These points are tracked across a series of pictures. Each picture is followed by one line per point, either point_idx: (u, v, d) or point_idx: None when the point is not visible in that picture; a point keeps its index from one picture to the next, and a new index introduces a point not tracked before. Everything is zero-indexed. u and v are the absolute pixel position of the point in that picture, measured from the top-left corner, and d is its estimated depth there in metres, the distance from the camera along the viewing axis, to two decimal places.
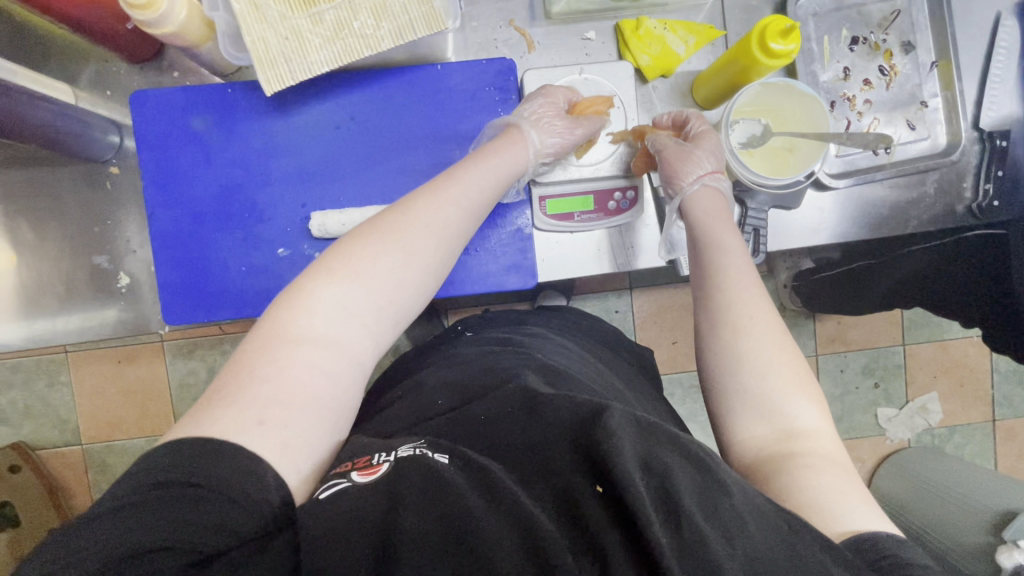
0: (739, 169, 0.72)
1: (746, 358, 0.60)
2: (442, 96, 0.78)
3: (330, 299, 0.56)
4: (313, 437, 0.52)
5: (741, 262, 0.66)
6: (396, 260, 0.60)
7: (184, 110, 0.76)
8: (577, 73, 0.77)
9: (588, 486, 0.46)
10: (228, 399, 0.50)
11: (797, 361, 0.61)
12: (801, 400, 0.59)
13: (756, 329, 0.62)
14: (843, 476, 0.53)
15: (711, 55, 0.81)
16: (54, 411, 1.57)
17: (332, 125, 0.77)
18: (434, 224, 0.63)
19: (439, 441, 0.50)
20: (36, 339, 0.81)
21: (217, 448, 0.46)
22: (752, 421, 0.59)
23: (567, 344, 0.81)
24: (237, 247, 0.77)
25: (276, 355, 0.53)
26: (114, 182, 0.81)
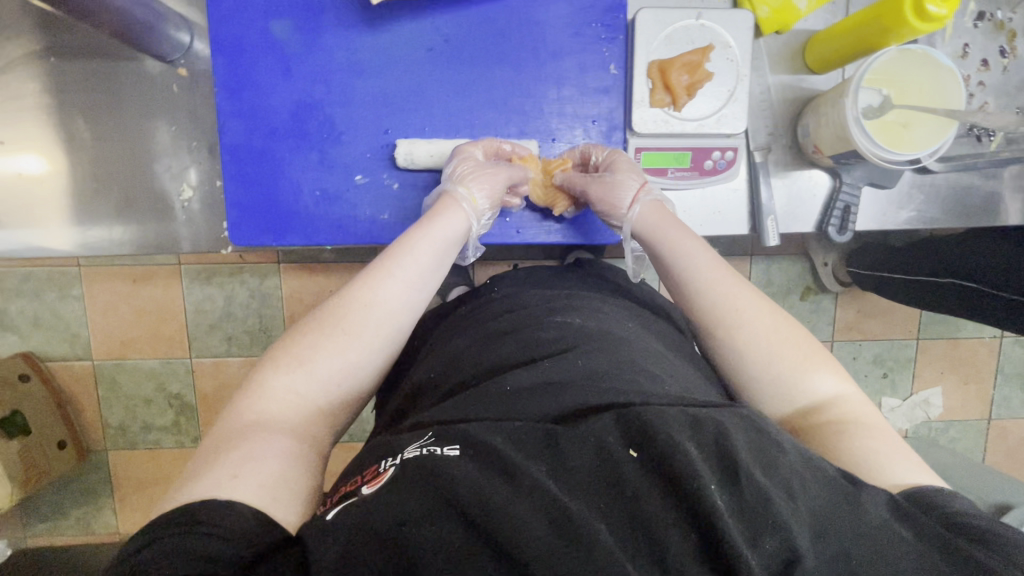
0: (859, 138, 0.66)
1: (743, 348, 0.60)
2: (546, 28, 0.72)
3: (278, 387, 0.54)
4: (288, 476, 0.47)
5: (730, 275, 0.64)
6: (339, 348, 0.57)
7: (264, 14, 0.70)
8: (694, 18, 0.71)
9: (623, 449, 0.41)
10: (200, 471, 0.46)
11: (795, 328, 0.61)
12: (812, 372, 0.58)
13: (752, 318, 0.61)
14: (881, 439, 0.52)
15: (831, 15, 0.76)
16: (67, 325, 1.52)
17: (423, 46, 0.71)
18: (387, 303, 0.61)
19: (448, 432, 0.45)
20: (88, 248, 0.77)
21: (191, 506, 0.42)
22: (775, 399, 0.58)
23: (608, 306, 0.76)
24: (312, 169, 0.73)
25: (242, 429, 0.50)
26: (180, 85, 0.74)
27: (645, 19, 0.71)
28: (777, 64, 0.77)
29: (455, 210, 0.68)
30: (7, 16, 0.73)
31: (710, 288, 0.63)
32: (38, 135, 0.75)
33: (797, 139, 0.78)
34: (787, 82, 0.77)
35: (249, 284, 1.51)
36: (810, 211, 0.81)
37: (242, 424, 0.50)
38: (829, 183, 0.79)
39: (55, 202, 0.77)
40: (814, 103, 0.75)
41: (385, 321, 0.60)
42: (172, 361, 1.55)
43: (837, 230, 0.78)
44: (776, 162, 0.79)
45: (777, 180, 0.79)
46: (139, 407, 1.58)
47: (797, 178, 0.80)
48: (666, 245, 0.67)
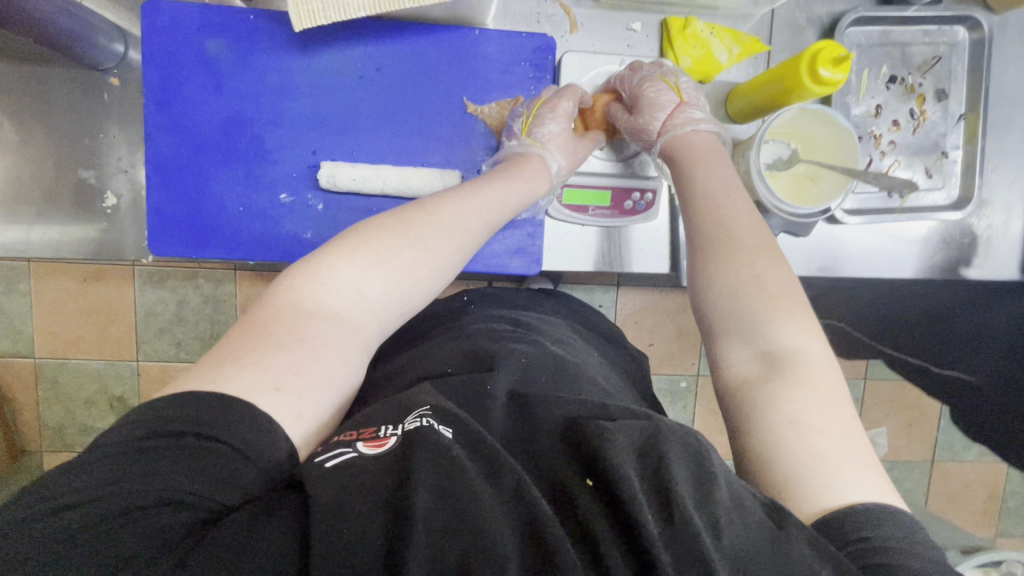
0: (762, 190, 0.69)
1: (719, 290, 0.61)
2: (476, 63, 0.74)
3: (347, 277, 0.55)
4: (321, 411, 0.49)
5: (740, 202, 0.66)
6: (415, 255, 0.59)
7: (198, 31, 0.71)
8: (617, 64, 0.77)
9: (581, 481, 0.44)
10: (243, 353, 0.47)
11: (787, 284, 0.60)
12: (786, 323, 0.58)
13: (749, 253, 0.61)
14: (835, 434, 0.49)
15: (752, 68, 0.79)
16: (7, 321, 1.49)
17: (355, 74, 0.73)
18: (452, 227, 0.63)
19: (445, 409, 0.46)
20: (7, 249, 0.76)
21: (231, 405, 0.43)
22: (738, 358, 0.58)
23: (568, 334, 0.80)
24: (237, 185, 0.74)
25: (294, 316, 0.51)
26: (112, 94, 0.75)
27: (571, 61, 0.75)
28: None
29: (536, 162, 0.71)
30: None
31: (714, 222, 0.64)
32: None
33: None
34: None
35: (201, 289, 1.50)
36: None
37: (301, 307, 0.52)
38: None
39: None
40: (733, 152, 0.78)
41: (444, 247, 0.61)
42: (116, 363, 1.52)
43: None
44: None
45: None
46: (78, 409, 1.54)
47: None
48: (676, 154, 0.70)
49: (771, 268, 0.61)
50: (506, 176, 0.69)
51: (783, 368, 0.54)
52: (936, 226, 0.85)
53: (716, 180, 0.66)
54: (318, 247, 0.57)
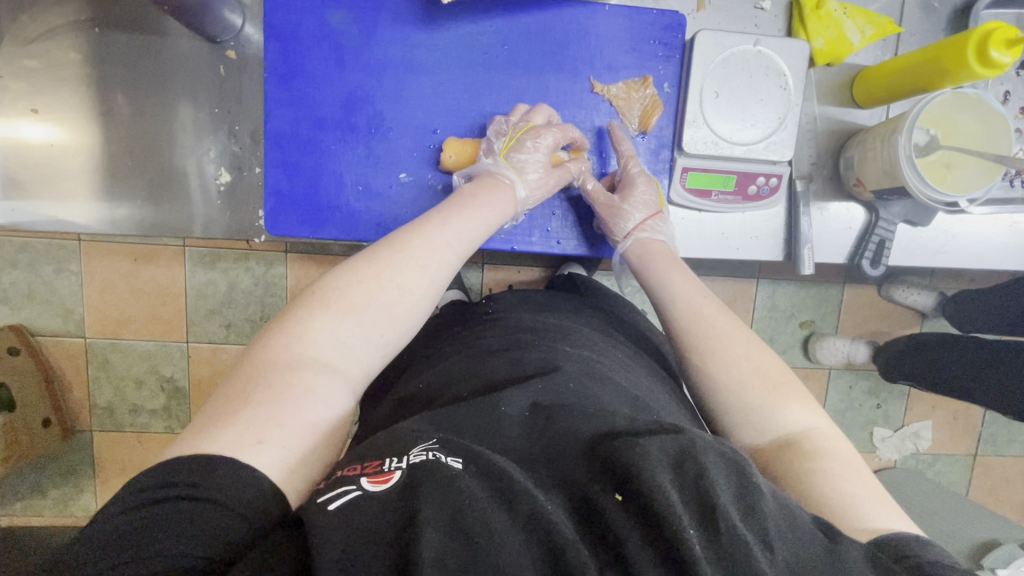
0: (908, 177, 0.67)
1: (719, 383, 0.58)
2: (602, 42, 0.72)
3: (320, 333, 0.50)
4: (313, 461, 0.45)
5: (698, 289, 0.65)
6: (378, 285, 0.54)
7: (322, 2, 0.69)
8: (751, 44, 0.70)
9: (608, 492, 0.37)
10: (225, 415, 0.42)
11: (768, 364, 0.58)
12: (783, 404, 0.55)
13: (731, 347, 0.59)
14: (852, 474, 0.48)
15: (880, 51, 0.77)
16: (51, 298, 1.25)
17: (480, 50, 0.71)
18: (423, 267, 0.58)
19: (456, 442, 0.40)
20: (117, 224, 0.75)
21: (211, 462, 0.38)
22: (743, 430, 0.55)
23: (596, 337, 0.69)
24: (356, 164, 0.72)
25: (287, 370, 0.47)
26: (228, 68, 0.73)
27: (705, 40, 0.70)
28: (823, 94, 0.77)
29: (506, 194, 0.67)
30: None
31: (689, 312, 0.63)
32: (76, 105, 0.72)
33: (838, 170, 0.79)
34: (831, 113, 0.78)
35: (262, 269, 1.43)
36: (843, 243, 0.81)
37: (282, 363, 0.47)
38: (864, 218, 0.80)
39: (86, 173, 0.74)
40: (860, 136, 0.75)
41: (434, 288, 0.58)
42: (166, 345, 1.28)
43: (870, 263, 0.79)
44: (816, 191, 0.80)
45: (814, 209, 0.80)
46: (129, 389, 1.31)
47: (834, 208, 0.80)
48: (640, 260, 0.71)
49: (746, 341, 0.60)
50: (477, 205, 0.64)
51: (789, 441, 0.52)
52: None
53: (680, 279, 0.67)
54: (287, 309, 0.53)
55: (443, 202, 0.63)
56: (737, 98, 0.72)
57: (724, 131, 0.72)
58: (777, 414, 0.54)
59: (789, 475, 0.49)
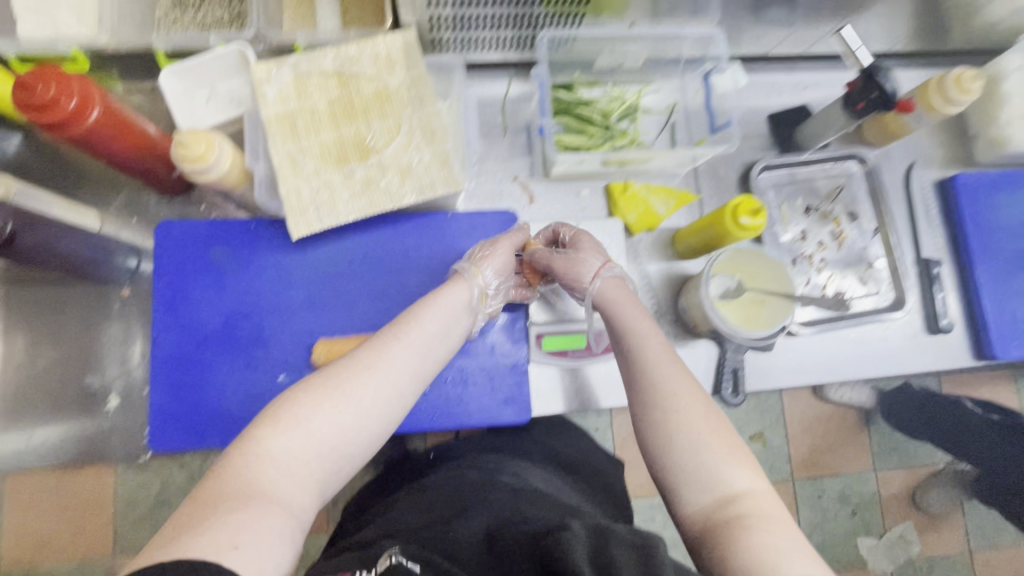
0: (717, 321, 0.77)
1: (680, 440, 0.58)
2: (450, 241, 0.84)
3: (275, 448, 0.53)
4: (274, 553, 0.47)
5: (658, 340, 0.66)
6: (334, 405, 0.56)
7: (205, 242, 0.81)
8: (572, 226, 0.85)
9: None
10: (197, 529, 0.45)
11: (723, 428, 0.59)
12: (736, 465, 0.56)
13: (682, 405, 0.60)
14: (781, 533, 0.50)
15: (688, 215, 0.93)
16: None
17: (346, 260, 0.82)
18: (392, 376, 0.61)
19: (415, 552, 0.50)
20: None
21: (197, 565, 0.41)
22: (697, 486, 0.56)
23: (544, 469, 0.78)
24: (238, 373, 0.78)
25: (246, 493, 0.49)
26: (123, 303, 0.85)
27: (534, 229, 0.84)
28: (651, 254, 0.91)
29: (463, 288, 0.72)
30: None
31: (656, 368, 0.63)
32: None
33: (678, 313, 0.89)
34: (662, 268, 0.91)
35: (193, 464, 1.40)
36: (704, 376, 0.89)
37: (238, 495, 0.49)
38: (715, 351, 0.89)
39: None
40: (686, 285, 0.87)
41: (389, 394, 0.60)
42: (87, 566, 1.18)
43: (730, 393, 0.86)
44: (667, 335, 0.89)
45: None
46: None
47: (687, 347, 0.89)
48: (611, 310, 0.70)
49: (731, 438, 0.58)
50: (428, 307, 0.68)
51: (732, 508, 0.53)
52: (885, 327, 0.93)
53: (634, 322, 0.68)
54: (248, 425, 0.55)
55: (416, 302, 0.68)
56: None
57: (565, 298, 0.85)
58: (729, 479, 0.55)
59: (726, 553, 0.50)
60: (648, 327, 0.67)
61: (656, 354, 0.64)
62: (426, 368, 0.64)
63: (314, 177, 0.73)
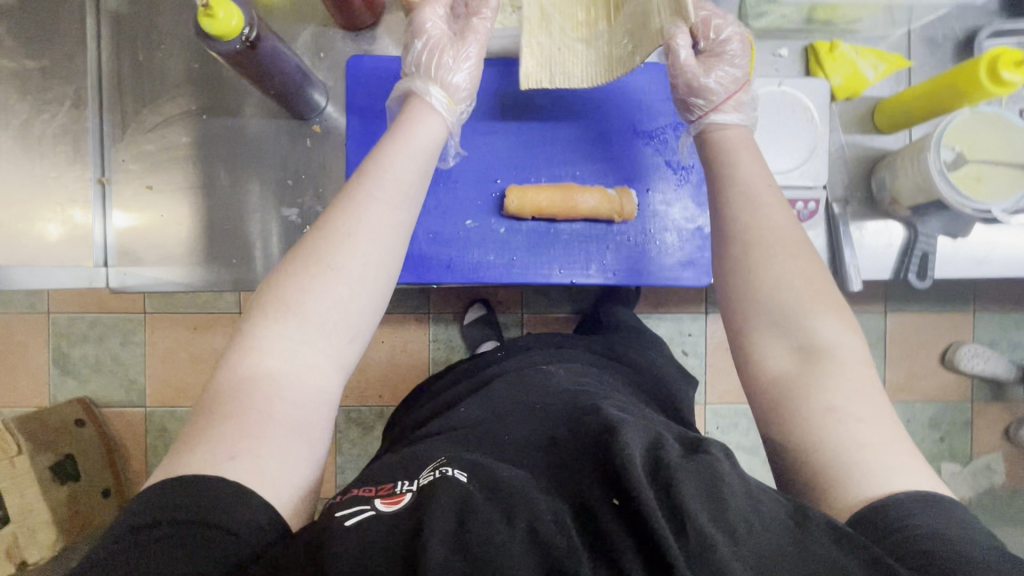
0: (942, 188, 0.72)
1: (764, 287, 0.55)
2: (639, 94, 0.81)
3: (273, 340, 0.50)
4: (291, 471, 0.47)
5: (768, 195, 0.60)
6: (327, 287, 0.51)
7: (396, 79, 0.80)
8: (776, 85, 0.79)
9: (603, 497, 0.44)
10: (205, 438, 0.46)
11: (823, 285, 0.55)
12: (821, 316, 0.53)
13: (790, 263, 0.55)
14: (866, 425, 0.48)
15: (894, 83, 0.84)
16: (119, 369, 1.32)
17: (535, 108, 0.81)
18: (347, 267, 0.53)
19: (460, 460, 0.48)
20: (207, 282, 0.84)
21: (239, 491, 0.43)
22: (783, 351, 0.53)
23: (581, 368, 0.74)
24: (429, 213, 0.80)
25: (247, 385, 0.48)
26: (314, 140, 0.83)
27: None
28: (848, 123, 0.84)
29: (430, 114, 0.64)
30: (170, 78, 0.82)
31: (745, 249, 0.56)
32: (181, 180, 0.83)
33: (872, 190, 0.84)
34: (856, 140, 0.85)
35: None
36: (886, 259, 0.85)
37: (240, 378, 0.48)
38: (904, 233, 0.84)
39: (182, 241, 0.84)
40: (887, 159, 0.81)
41: (372, 250, 0.53)
42: None
43: (917, 276, 0.82)
44: (853, 213, 0.85)
45: (852, 229, 0.84)
46: None
47: (871, 227, 0.85)
48: (722, 148, 0.64)
49: (832, 297, 0.54)
50: (404, 134, 0.60)
51: (819, 363, 0.51)
52: None
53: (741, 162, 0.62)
54: (280, 260, 0.53)
55: (383, 133, 0.60)
56: (767, 133, 0.79)
57: None
58: (821, 345, 0.52)
59: (800, 428, 0.49)
60: (751, 167, 0.61)
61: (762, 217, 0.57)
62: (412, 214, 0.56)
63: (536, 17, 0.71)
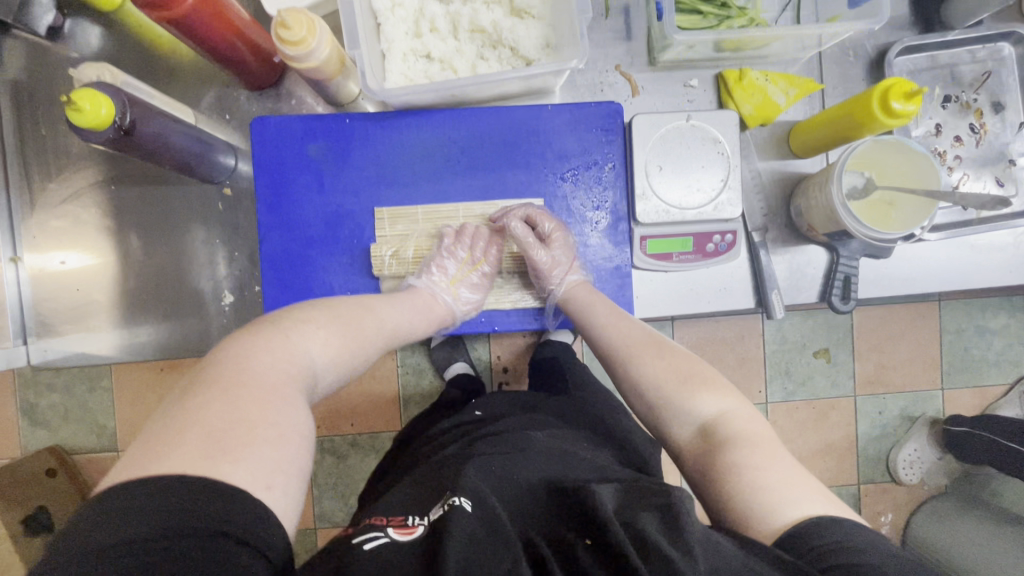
0: (849, 220, 0.71)
1: (641, 378, 0.63)
2: (548, 136, 0.80)
3: (276, 347, 0.51)
4: (289, 483, 0.44)
5: (607, 314, 0.72)
6: (332, 320, 0.60)
7: (301, 138, 0.79)
8: (684, 119, 0.78)
9: (578, 540, 0.46)
10: (199, 425, 0.43)
11: (679, 359, 0.64)
12: (699, 393, 0.60)
13: (644, 352, 0.65)
14: (765, 456, 0.52)
15: (808, 106, 0.84)
16: (86, 417, 1.28)
17: (444, 157, 0.80)
18: (360, 330, 0.62)
19: (467, 491, 0.48)
20: (130, 350, 0.83)
21: (229, 493, 0.40)
22: (677, 421, 0.59)
23: (583, 431, 0.73)
24: (345, 271, 0.79)
25: (257, 388, 0.47)
26: (226, 203, 0.83)
27: (640, 125, 0.78)
28: (763, 150, 0.84)
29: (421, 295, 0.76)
30: (75, 149, 0.81)
31: (613, 344, 0.68)
32: (96, 251, 0.83)
33: (791, 217, 0.84)
34: (773, 166, 0.84)
35: None
36: (811, 284, 0.85)
37: (239, 379, 0.47)
38: (826, 257, 0.84)
39: (102, 312, 0.83)
40: (803, 185, 0.81)
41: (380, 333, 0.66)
42: None
43: (840, 300, 0.82)
44: (774, 240, 0.84)
45: (774, 257, 0.84)
46: None
47: (795, 253, 0.84)
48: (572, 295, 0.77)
49: (708, 375, 0.62)
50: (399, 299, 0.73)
51: (714, 432, 0.56)
52: (1018, 233, 0.84)
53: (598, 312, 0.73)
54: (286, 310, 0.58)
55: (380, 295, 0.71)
56: (679, 168, 0.78)
57: (675, 198, 0.78)
58: (703, 404, 0.58)
59: (716, 478, 0.52)
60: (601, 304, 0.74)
61: (620, 336, 0.68)
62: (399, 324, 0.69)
63: (426, 87, 0.72)
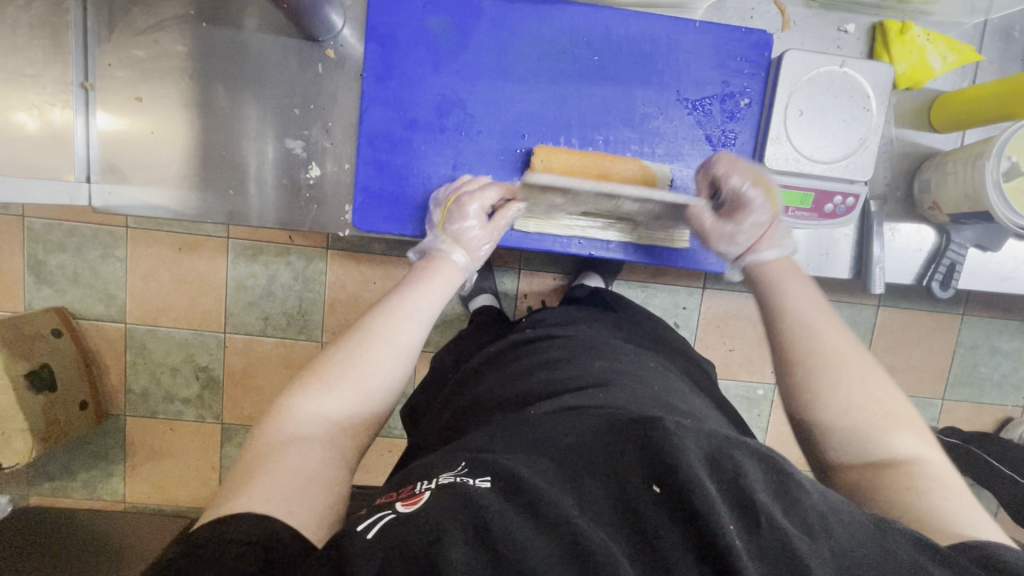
0: (994, 200, 0.68)
1: (839, 397, 0.53)
2: (687, 56, 0.74)
3: (312, 406, 0.52)
4: (311, 499, 0.43)
5: (808, 291, 0.61)
6: (371, 344, 0.57)
7: (422, 6, 0.71)
8: (838, 65, 0.72)
9: (643, 481, 0.37)
10: (238, 486, 0.43)
11: (888, 396, 0.53)
12: (894, 432, 0.51)
13: (862, 371, 0.54)
14: (962, 503, 0.45)
15: (958, 77, 0.78)
16: (94, 281, 1.06)
17: (572, 59, 0.73)
18: (395, 336, 0.59)
19: (482, 460, 0.40)
20: (201, 210, 0.77)
21: (257, 515, 0.39)
22: (864, 435, 0.51)
23: (640, 354, 0.65)
24: (446, 164, 0.74)
25: (283, 443, 0.48)
26: (326, 66, 0.75)
27: (792, 61, 0.72)
28: (901, 116, 0.79)
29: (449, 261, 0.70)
30: None
31: (821, 339, 0.56)
32: (175, 94, 0.75)
33: (911, 192, 0.80)
34: (906, 135, 0.80)
35: (296, 267, 1.06)
36: (910, 264, 0.82)
37: (277, 439, 0.48)
38: (934, 241, 0.81)
39: (174, 163, 0.76)
40: (936, 159, 0.77)
41: (413, 325, 0.61)
42: (204, 335, 1.08)
43: (940, 285, 0.79)
44: (889, 213, 0.81)
45: (884, 230, 0.81)
46: (164, 378, 1.10)
47: (905, 229, 0.81)
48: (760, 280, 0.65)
49: (909, 419, 0.52)
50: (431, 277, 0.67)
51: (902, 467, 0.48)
52: None
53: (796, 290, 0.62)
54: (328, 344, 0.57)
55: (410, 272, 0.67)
56: (821, 116, 0.73)
57: (808, 149, 0.74)
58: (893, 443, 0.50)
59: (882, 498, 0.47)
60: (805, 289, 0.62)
61: (827, 330, 0.57)
62: (431, 313, 0.63)
63: None
